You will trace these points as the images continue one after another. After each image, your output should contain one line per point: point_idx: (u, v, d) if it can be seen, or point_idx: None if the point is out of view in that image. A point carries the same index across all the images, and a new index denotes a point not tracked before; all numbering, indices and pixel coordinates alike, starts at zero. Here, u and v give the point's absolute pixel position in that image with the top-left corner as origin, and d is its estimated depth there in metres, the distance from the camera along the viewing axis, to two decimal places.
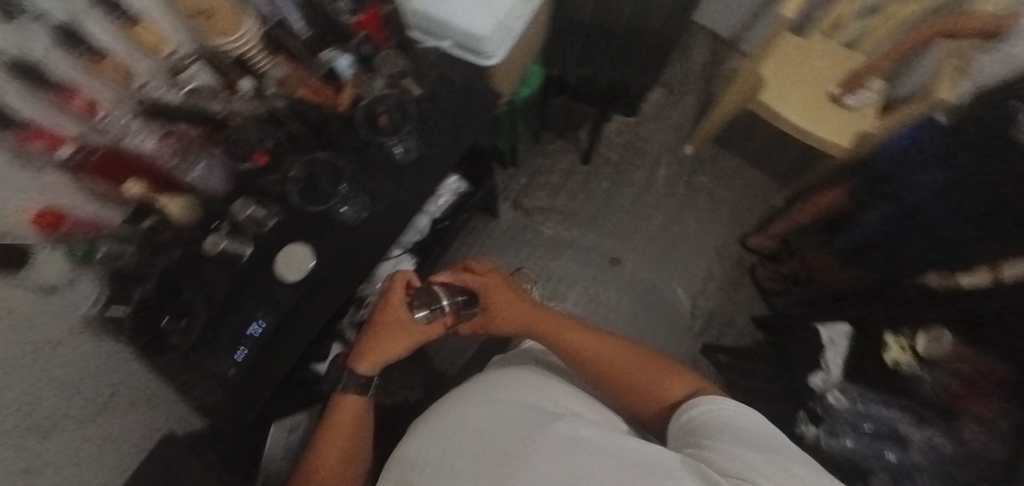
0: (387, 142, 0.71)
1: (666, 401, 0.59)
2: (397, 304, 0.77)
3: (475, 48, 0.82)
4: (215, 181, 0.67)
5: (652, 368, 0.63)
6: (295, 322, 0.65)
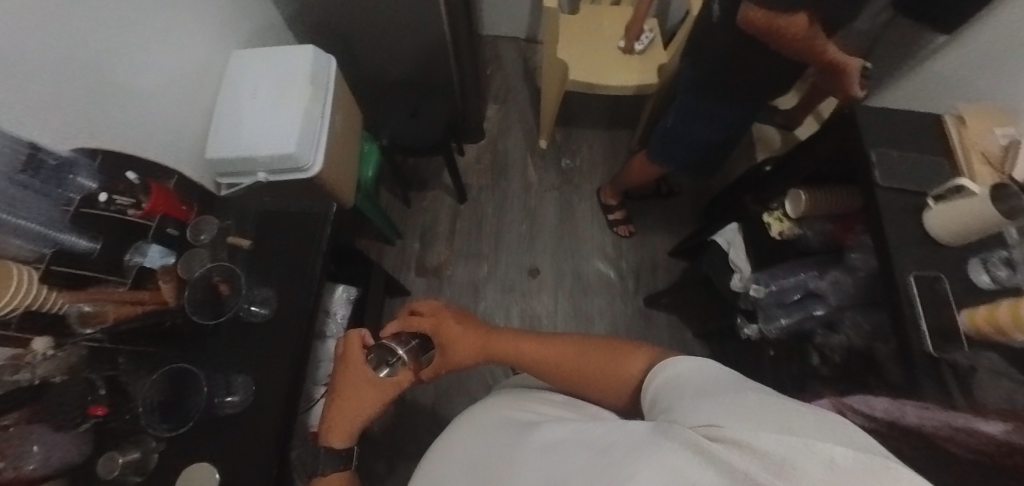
0: (246, 311, 0.67)
1: (626, 376, 0.59)
2: (356, 362, 0.71)
3: (291, 166, 0.84)
4: (54, 461, 0.50)
5: (602, 351, 0.64)
6: None
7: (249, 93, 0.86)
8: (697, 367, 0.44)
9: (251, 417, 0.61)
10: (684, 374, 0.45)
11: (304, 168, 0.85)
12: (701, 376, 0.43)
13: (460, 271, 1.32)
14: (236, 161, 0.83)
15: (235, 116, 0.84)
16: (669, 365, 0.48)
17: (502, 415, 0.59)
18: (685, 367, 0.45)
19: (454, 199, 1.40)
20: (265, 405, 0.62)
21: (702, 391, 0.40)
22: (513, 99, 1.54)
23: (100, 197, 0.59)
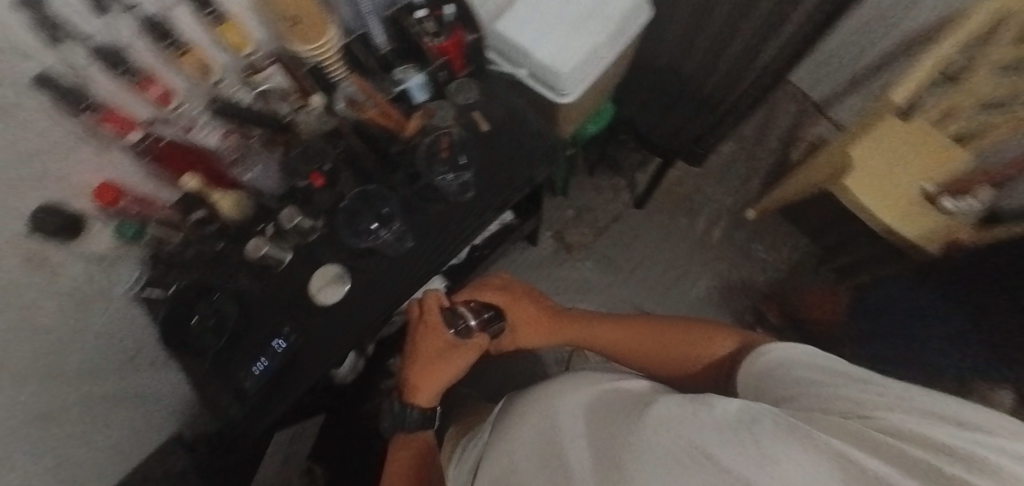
0: (450, 181, 0.65)
1: (713, 357, 0.60)
2: (435, 326, 0.75)
3: (552, 81, 0.81)
4: (270, 184, 0.64)
5: (694, 339, 0.63)
6: (316, 355, 0.61)
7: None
8: (775, 352, 0.45)
9: (381, 253, 0.63)
10: (775, 363, 0.44)
11: (561, 91, 0.82)
12: (793, 359, 0.42)
13: (586, 266, 1.26)
14: (516, 48, 0.81)
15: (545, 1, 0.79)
16: (758, 353, 0.47)
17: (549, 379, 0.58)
18: (774, 354, 0.45)
19: (630, 201, 1.31)
20: (408, 263, 0.64)
21: (771, 372, 0.43)
22: (757, 151, 1.34)
23: (416, 14, 0.64)
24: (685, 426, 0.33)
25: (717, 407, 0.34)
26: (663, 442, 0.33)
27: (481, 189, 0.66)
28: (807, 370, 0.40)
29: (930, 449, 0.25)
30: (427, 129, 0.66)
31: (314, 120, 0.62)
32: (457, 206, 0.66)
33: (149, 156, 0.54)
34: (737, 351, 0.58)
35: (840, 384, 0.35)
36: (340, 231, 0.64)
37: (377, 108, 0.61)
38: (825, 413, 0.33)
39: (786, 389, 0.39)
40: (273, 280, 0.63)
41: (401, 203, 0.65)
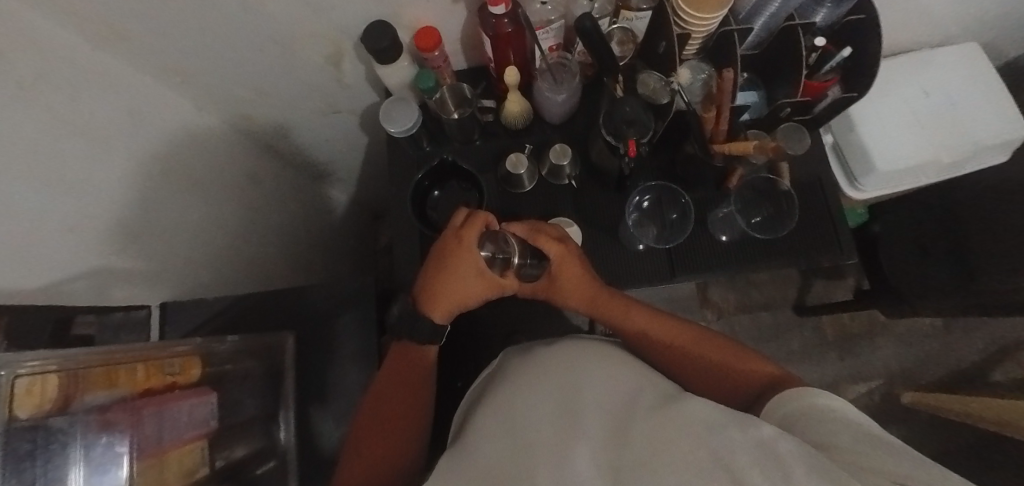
0: (724, 216, 0.63)
1: (747, 374, 0.49)
2: (469, 242, 0.50)
3: (856, 168, 0.75)
4: (559, 112, 0.62)
5: (724, 359, 0.51)
6: None
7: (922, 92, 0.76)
8: (815, 395, 0.39)
9: (616, 240, 0.62)
10: (808, 407, 0.38)
11: (858, 185, 0.76)
12: (837, 418, 0.36)
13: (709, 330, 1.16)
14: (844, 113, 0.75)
15: (887, 92, 0.76)
16: (807, 394, 0.40)
17: (579, 349, 0.48)
18: (821, 398, 0.38)
19: (792, 303, 1.18)
20: (642, 265, 0.62)
21: (818, 413, 0.37)
22: (958, 344, 1.14)
23: (814, 41, 0.55)
24: (704, 412, 0.34)
25: (706, 406, 0.35)
26: (668, 421, 0.33)
27: (749, 242, 0.61)
28: (841, 423, 0.35)
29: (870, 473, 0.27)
30: (743, 160, 0.57)
31: (662, 86, 0.55)
32: (716, 245, 0.62)
33: (496, 33, 0.54)
34: (762, 390, 0.46)
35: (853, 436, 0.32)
36: (588, 196, 0.63)
37: (724, 108, 0.52)
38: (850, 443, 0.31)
39: (819, 421, 0.36)
40: (512, 198, 0.63)
41: (670, 215, 0.64)
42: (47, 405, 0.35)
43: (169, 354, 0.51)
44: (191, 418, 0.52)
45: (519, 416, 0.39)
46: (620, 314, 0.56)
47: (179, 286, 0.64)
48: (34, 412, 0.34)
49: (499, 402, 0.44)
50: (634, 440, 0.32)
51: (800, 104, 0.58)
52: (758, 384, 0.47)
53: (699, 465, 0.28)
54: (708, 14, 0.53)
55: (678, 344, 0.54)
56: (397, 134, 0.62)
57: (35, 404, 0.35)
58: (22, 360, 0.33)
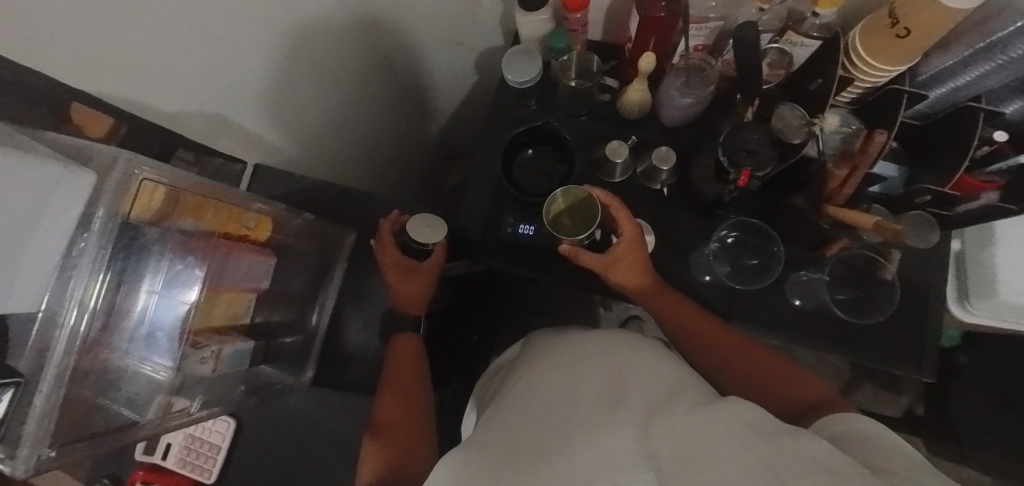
0: (806, 281, 0.60)
1: (805, 388, 0.44)
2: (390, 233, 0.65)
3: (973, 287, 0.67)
4: (678, 116, 0.59)
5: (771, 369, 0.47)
6: (560, 264, 0.63)
7: None
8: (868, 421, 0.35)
9: (684, 263, 0.60)
10: (862, 432, 0.34)
11: (969, 304, 0.68)
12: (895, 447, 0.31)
13: None
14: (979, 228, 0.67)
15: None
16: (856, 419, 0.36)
17: (620, 339, 0.45)
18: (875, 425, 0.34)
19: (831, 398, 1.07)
20: (701, 297, 0.59)
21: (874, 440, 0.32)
22: None
23: (993, 133, 0.48)
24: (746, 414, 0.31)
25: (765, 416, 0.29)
26: (717, 414, 0.29)
27: (823, 318, 0.57)
28: (896, 452, 0.31)
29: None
30: (853, 231, 0.54)
31: (800, 127, 0.50)
32: (787, 307, 0.58)
33: (647, 14, 0.52)
34: (809, 407, 0.41)
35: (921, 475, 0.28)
36: (673, 210, 0.61)
37: (858, 171, 0.47)
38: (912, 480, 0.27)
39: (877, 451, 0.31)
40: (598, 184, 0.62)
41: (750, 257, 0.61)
42: (151, 210, 0.41)
43: (248, 207, 0.56)
44: (252, 272, 0.57)
45: (555, 389, 0.37)
46: (673, 307, 0.54)
47: (273, 153, 0.69)
48: (130, 217, 0.39)
49: (535, 376, 0.42)
50: (674, 424, 0.28)
51: (944, 192, 0.52)
52: (806, 401, 0.42)
53: (751, 466, 0.24)
54: (886, 64, 0.47)
55: (728, 351, 0.50)
56: (512, 83, 0.61)
57: (138, 210, 0.40)
58: (144, 168, 0.38)
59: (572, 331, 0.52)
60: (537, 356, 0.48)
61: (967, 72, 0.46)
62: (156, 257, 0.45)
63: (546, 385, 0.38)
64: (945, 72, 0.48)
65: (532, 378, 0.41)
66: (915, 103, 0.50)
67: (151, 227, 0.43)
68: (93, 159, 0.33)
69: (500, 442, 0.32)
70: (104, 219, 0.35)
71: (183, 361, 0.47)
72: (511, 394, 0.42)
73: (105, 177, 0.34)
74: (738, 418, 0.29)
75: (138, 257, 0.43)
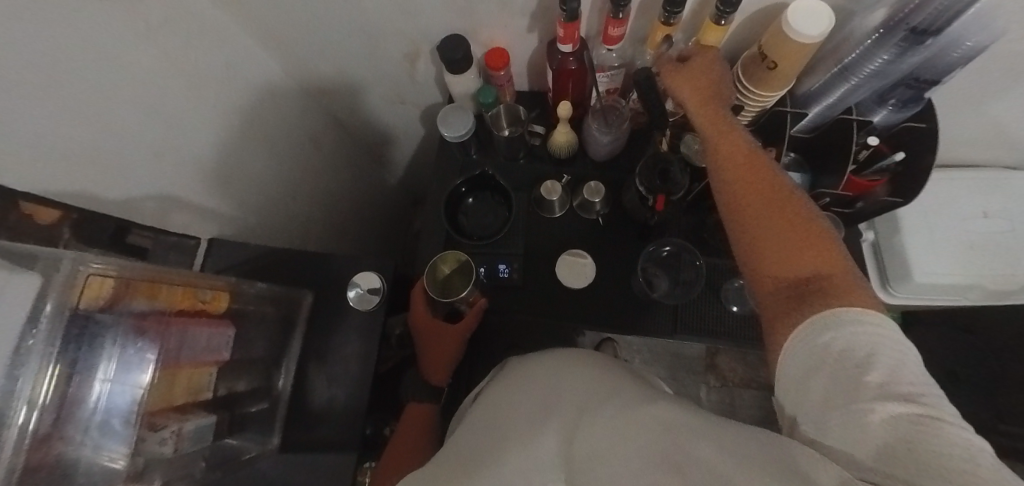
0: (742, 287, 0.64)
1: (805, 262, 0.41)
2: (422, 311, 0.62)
3: (891, 273, 0.75)
4: (603, 151, 0.65)
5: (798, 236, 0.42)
6: (515, 299, 0.66)
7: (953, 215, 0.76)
8: (816, 336, 0.36)
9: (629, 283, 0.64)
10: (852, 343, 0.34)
11: (890, 288, 0.75)
12: (857, 358, 0.33)
13: (707, 397, 1.08)
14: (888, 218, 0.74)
15: (947, 207, 0.77)
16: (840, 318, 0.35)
17: (556, 360, 0.48)
18: (823, 340, 0.35)
19: None
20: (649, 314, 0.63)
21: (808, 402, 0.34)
22: None
23: (868, 139, 0.55)
24: (663, 412, 0.34)
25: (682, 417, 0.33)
26: (626, 421, 0.34)
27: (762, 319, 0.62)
28: (892, 401, 0.30)
29: (899, 469, 0.28)
30: None
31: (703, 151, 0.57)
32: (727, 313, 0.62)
33: (559, 68, 0.58)
34: (809, 281, 0.40)
35: (867, 396, 0.31)
36: (612, 236, 0.66)
37: None
38: (864, 432, 0.30)
39: (818, 408, 0.33)
40: (540, 220, 0.67)
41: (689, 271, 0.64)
42: (105, 296, 0.43)
43: (202, 283, 0.58)
44: (212, 344, 0.58)
45: (504, 431, 0.41)
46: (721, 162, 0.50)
47: (228, 225, 0.71)
48: (80, 307, 0.40)
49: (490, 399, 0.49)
50: (588, 434, 0.35)
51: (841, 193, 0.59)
52: (813, 281, 0.40)
53: (637, 460, 0.30)
54: (765, 91, 0.54)
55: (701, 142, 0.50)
56: (450, 137, 0.66)
57: (89, 299, 0.42)
58: (91, 260, 0.41)
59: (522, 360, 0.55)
60: (489, 394, 0.52)
61: (833, 91, 0.54)
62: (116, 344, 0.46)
63: (496, 427, 0.43)
64: (816, 92, 0.55)
65: (484, 422, 0.46)
66: (799, 121, 0.57)
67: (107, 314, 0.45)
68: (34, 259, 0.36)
69: (459, 467, 0.41)
70: (53, 309, 0.37)
71: (139, 443, 0.46)
72: (473, 415, 0.49)
73: (52, 275, 0.37)
74: (653, 416, 0.34)
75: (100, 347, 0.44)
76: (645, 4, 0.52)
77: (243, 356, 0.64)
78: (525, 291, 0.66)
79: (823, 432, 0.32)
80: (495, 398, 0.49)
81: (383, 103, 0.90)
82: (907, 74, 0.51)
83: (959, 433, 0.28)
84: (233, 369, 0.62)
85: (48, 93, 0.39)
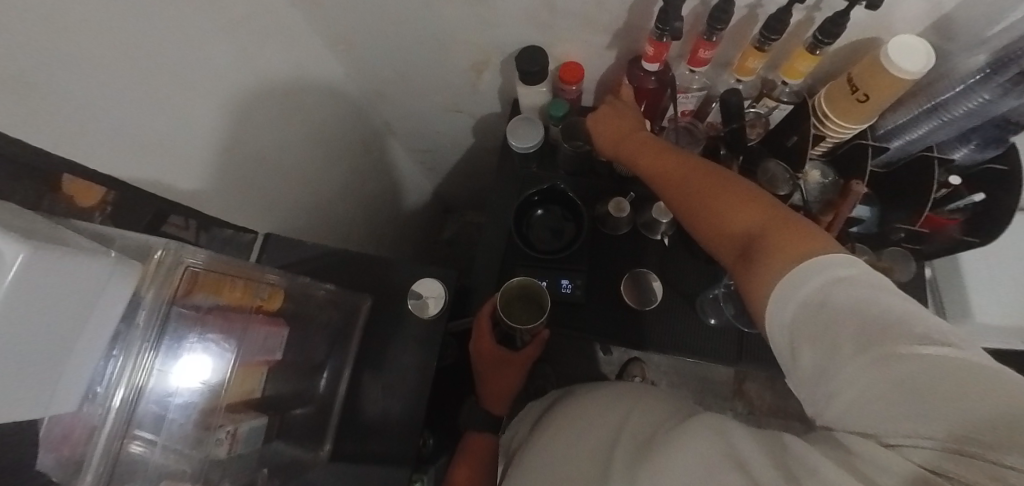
0: None
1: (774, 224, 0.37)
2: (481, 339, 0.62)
3: (951, 312, 0.73)
4: None
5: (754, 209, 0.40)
6: (575, 314, 0.65)
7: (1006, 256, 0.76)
8: (796, 285, 0.31)
9: (692, 307, 0.64)
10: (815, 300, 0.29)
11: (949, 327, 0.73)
12: (824, 304, 0.28)
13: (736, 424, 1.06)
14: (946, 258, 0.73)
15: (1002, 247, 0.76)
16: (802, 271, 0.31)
17: (637, 392, 0.46)
18: (801, 289, 0.30)
19: None
20: (713, 339, 0.62)
21: (809, 375, 0.28)
22: None
23: (949, 177, 0.55)
24: (727, 425, 0.33)
25: (746, 437, 0.30)
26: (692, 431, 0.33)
27: None
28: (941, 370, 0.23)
29: (943, 425, 0.22)
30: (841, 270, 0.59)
31: (786, 178, 0.55)
32: None
33: (639, 86, 0.59)
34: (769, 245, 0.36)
35: (860, 357, 0.25)
36: (675, 257, 0.66)
37: (840, 217, 0.53)
38: (890, 399, 0.24)
39: (814, 381, 0.28)
40: (602, 237, 0.67)
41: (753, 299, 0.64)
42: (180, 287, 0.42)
43: (261, 280, 0.56)
44: (265, 344, 0.55)
45: (580, 454, 0.40)
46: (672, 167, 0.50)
47: (282, 222, 0.70)
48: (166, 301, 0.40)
49: (557, 424, 0.47)
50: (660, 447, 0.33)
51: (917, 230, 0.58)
52: (777, 245, 0.35)
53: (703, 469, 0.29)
54: (851, 124, 0.54)
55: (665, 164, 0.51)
56: (516, 148, 0.66)
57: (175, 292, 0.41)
58: (181, 254, 0.40)
59: (590, 386, 0.52)
60: (552, 416, 0.50)
61: (917, 127, 0.54)
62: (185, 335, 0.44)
63: (568, 453, 0.41)
64: (898, 128, 0.55)
65: (554, 444, 0.44)
66: (879, 154, 0.56)
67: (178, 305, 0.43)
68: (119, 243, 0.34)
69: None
70: (151, 303, 0.36)
71: (196, 444, 0.45)
72: (542, 440, 0.47)
73: (152, 266, 0.36)
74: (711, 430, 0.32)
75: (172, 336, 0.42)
76: (735, 30, 0.52)
77: (296, 357, 0.62)
78: (585, 308, 0.65)
79: (845, 408, 0.26)
80: (562, 419, 0.47)
81: (436, 110, 0.90)
82: (1000, 116, 0.50)
83: (1006, 375, 0.22)
84: (284, 372, 0.60)
85: (131, 70, 0.38)
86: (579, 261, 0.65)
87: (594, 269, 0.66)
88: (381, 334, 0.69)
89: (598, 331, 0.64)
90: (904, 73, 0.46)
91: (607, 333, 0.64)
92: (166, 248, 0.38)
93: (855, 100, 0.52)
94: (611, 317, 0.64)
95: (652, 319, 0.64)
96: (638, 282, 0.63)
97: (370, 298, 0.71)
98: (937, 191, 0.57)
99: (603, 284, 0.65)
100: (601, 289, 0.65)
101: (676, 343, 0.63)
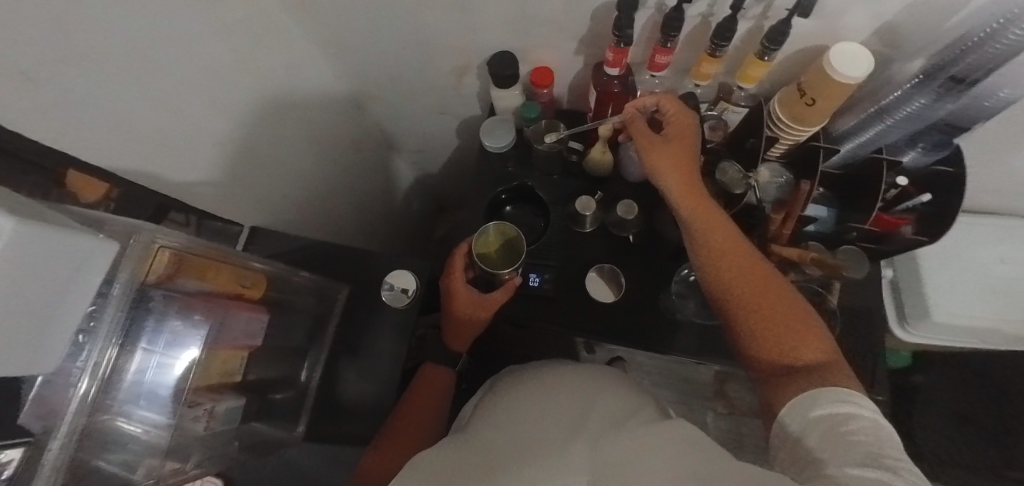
0: None
1: (808, 347, 0.46)
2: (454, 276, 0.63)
3: (910, 312, 0.75)
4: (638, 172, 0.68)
5: (789, 321, 0.47)
6: (543, 306, 0.67)
7: (967, 258, 0.78)
8: (815, 407, 0.40)
9: (656, 302, 0.66)
10: (834, 417, 0.38)
11: (908, 327, 0.76)
12: (841, 426, 0.37)
13: (714, 423, 1.07)
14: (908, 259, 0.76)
15: (964, 251, 0.79)
16: (828, 400, 0.40)
17: (592, 372, 0.47)
18: (816, 411, 0.39)
19: None
20: (675, 333, 0.65)
21: (805, 462, 0.37)
22: None
23: (897, 179, 0.58)
24: (684, 429, 0.35)
25: (683, 442, 0.32)
26: (646, 429, 0.34)
27: None
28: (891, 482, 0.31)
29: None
30: (796, 267, 0.62)
31: (741, 179, 0.59)
32: None
33: (604, 90, 0.62)
34: (801, 365, 0.45)
35: (848, 461, 0.33)
36: (641, 254, 0.69)
37: (792, 215, 0.56)
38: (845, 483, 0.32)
39: (807, 466, 0.37)
40: (572, 234, 0.70)
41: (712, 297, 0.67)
42: (163, 268, 0.45)
43: (247, 267, 0.60)
44: (245, 328, 0.58)
45: (527, 416, 0.39)
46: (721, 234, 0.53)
47: (269, 215, 0.74)
48: (145, 281, 0.43)
49: (503, 393, 0.45)
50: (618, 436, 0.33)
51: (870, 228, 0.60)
52: (809, 362, 0.45)
53: (672, 463, 0.30)
54: (802, 127, 0.57)
55: (715, 227, 0.53)
56: (491, 147, 0.70)
57: (149, 274, 0.43)
58: (160, 235, 0.43)
59: (533, 364, 0.54)
60: (502, 386, 0.50)
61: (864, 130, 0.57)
62: (161, 312, 0.46)
63: (513, 415, 0.40)
64: (847, 131, 0.58)
65: (500, 407, 0.43)
66: (832, 156, 0.59)
67: (160, 285, 0.46)
68: (104, 225, 0.37)
69: (480, 454, 0.37)
70: (123, 284, 0.38)
71: (178, 420, 0.47)
72: (485, 408, 0.44)
73: (129, 246, 0.39)
74: (675, 428, 0.34)
75: (150, 311, 0.45)
76: (692, 37, 0.55)
77: (277, 343, 0.65)
78: (553, 301, 0.67)
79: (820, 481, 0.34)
80: (507, 387, 0.47)
81: (423, 113, 0.93)
82: (940, 120, 0.53)
83: None
84: (266, 357, 0.64)
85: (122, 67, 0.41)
86: (548, 256, 0.68)
87: (563, 264, 0.69)
88: (360, 323, 0.72)
89: (566, 325, 0.66)
90: (845, 78, 0.49)
91: (574, 326, 0.66)
92: (142, 228, 0.41)
93: (803, 104, 0.54)
94: (578, 310, 0.67)
95: (617, 313, 0.66)
96: (605, 276, 0.67)
97: (351, 290, 0.74)
98: (887, 192, 0.59)
99: (572, 279, 0.68)
100: (570, 283, 0.68)
101: (640, 336, 0.65)
